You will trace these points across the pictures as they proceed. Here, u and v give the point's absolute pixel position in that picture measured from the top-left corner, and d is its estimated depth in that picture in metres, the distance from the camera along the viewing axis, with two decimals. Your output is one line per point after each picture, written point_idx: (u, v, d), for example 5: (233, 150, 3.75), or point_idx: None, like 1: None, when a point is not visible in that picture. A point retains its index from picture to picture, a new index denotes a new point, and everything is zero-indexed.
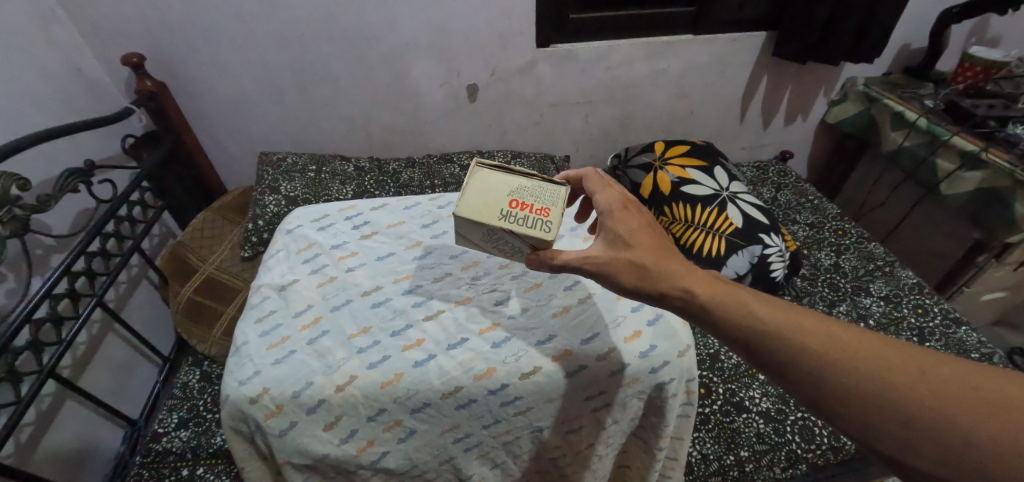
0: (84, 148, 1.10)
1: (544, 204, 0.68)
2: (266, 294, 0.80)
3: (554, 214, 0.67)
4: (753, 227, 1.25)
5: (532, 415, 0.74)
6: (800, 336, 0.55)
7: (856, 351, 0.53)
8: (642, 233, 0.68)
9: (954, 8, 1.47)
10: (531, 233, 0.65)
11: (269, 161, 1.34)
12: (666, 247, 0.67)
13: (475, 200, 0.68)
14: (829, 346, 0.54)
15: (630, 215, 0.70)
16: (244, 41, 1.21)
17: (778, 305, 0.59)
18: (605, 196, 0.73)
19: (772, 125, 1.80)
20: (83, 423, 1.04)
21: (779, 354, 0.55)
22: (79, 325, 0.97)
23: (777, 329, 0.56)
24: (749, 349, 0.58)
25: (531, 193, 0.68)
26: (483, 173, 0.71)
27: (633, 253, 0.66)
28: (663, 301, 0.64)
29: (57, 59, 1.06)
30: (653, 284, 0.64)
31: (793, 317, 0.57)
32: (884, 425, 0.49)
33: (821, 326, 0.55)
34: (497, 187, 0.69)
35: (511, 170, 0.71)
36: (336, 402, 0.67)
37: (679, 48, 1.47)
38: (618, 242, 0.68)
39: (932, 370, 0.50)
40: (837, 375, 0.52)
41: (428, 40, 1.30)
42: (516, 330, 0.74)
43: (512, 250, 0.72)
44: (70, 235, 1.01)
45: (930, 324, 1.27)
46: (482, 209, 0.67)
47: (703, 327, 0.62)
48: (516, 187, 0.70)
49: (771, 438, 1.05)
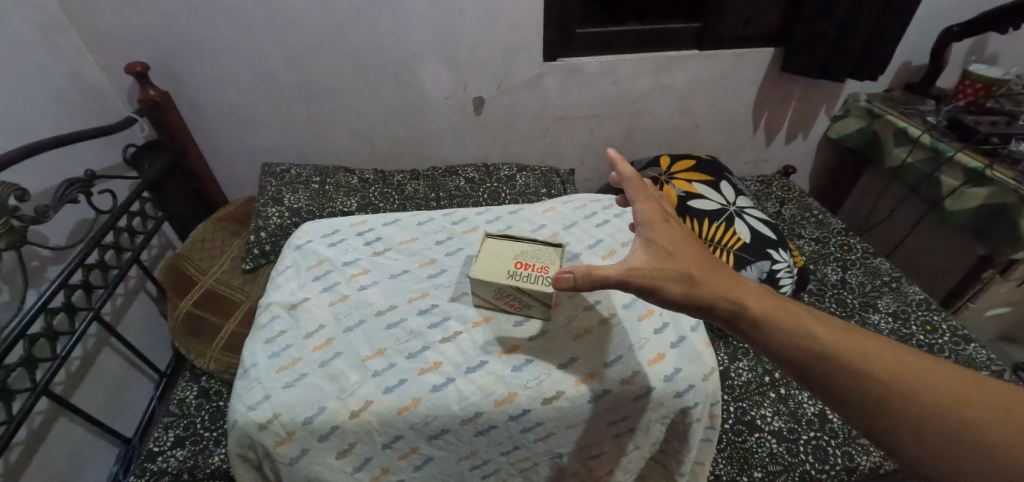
0: (84, 159, 1.07)
1: (545, 262, 0.72)
2: (275, 313, 0.78)
3: (555, 270, 0.70)
4: (762, 242, 1.24)
5: (552, 442, 0.72)
6: (862, 360, 0.54)
7: (923, 378, 0.52)
8: (686, 247, 0.66)
9: (955, 27, 1.48)
10: (535, 291, 0.68)
11: (272, 172, 1.32)
12: (709, 260, 0.66)
13: (483, 264, 0.72)
14: (897, 375, 0.53)
15: (671, 229, 0.68)
16: (250, 51, 1.20)
17: (838, 327, 0.58)
18: (646, 208, 0.70)
19: (775, 142, 1.81)
20: (75, 443, 1.00)
21: (839, 378, 0.54)
22: (75, 341, 0.93)
23: (834, 349, 0.55)
24: (802, 368, 0.56)
25: (533, 254, 0.72)
26: (487, 241, 0.75)
27: (678, 265, 0.64)
28: (711, 314, 0.62)
29: (59, 67, 1.04)
30: (700, 296, 0.62)
31: (853, 340, 0.56)
32: (956, 458, 0.48)
33: (884, 352, 0.55)
34: (503, 251, 0.73)
35: (513, 237, 0.76)
36: (351, 429, 0.65)
37: (685, 63, 1.47)
38: (661, 254, 0.65)
39: (1012, 405, 0.49)
40: (904, 405, 0.51)
41: (435, 53, 1.30)
42: (536, 353, 0.72)
43: (523, 304, 0.74)
44: (68, 247, 0.98)
45: (939, 341, 1.26)
46: (490, 272, 0.71)
47: (754, 344, 0.60)
48: (519, 251, 0.74)
49: (784, 459, 1.03)
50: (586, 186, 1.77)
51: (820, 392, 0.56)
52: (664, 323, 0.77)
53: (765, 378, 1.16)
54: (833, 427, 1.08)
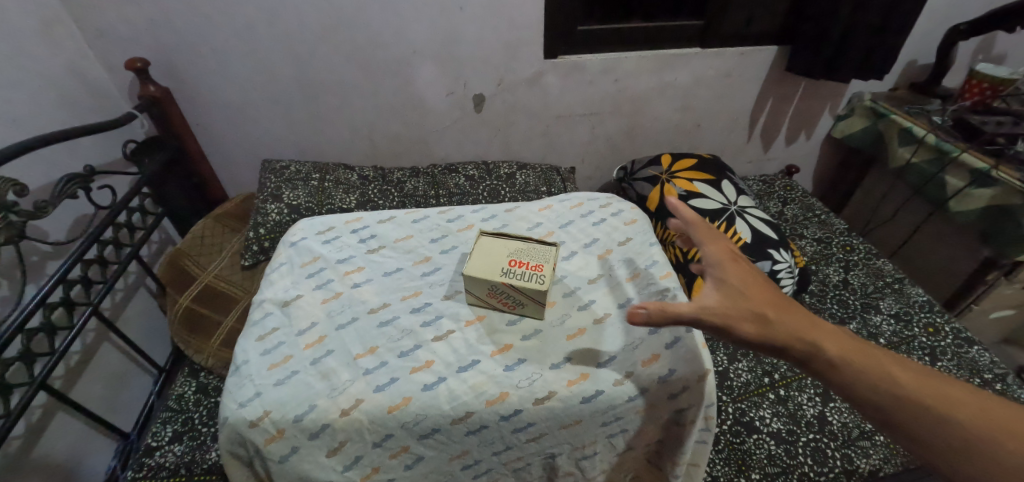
0: (84, 154, 1.08)
1: (539, 260, 0.71)
2: (268, 310, 0.78)
3: (548, 269, 0.70)
4: (763, 243, 1.23)
5: (546, 443, 0.71)
6: (948, 409, 0.54)
7: (1006, 426, 0.53)
8: (759, 286, 0.64)
9: (962, 25, 1.46)
10: (528, 288, 0.68)
11: (271, 169, 1.32)
12: (782, 298, 0.64)
13: (477, 261, 0.72)
14: (978, 422, 0.53)
15: (743, 268, 0.66)
16: (249, 47, 1.19)
17: (914, 372, 0.58)
18: (716, 249, 0.67)
19: (777, 141, 1.79)
20: (74, 437, 1.00)
21: (920, 425, 0.54)
22: (73, 335, 0.94)
23: (914, 394, 0.55)
24: (883, 413, 0.56)
25: (528, 253, 0.72)
26: (482, 238, 0.75)
27: (755, 305, 0.62)
28: (787, 355, 0.61)
29: (59, 62, 1.04)
30: (778, 338, 0.61)
31: (931, 385, 0.56)
32: None
33: (963, 397, 0.55)
34: (497, 249, 0.73)
35: (508, 236, 0.75)
36: (341, 427, 0.65)
37: (687, 61, 1.46)
38: (737, 294, 0.63)
39: None
40: (986, 453, 0.52)
41: (436, 49, 1.29)
42: (528, 353, 0.72)
43: (517, 303, 0.73)
44: (67, 242, 0.98)
45: (942, 344, 1.24)
46: (484, 269, 0.71)
47: (832, 387, 0.59)
48: (514, 248, 0.73)
49: (783, 461, 1.02)
50: (587, 184, 1.77)
51: (897, 436, 0.56)
52: None
53: (764, 379, 1.15)
54: (832, 429, 1.08)
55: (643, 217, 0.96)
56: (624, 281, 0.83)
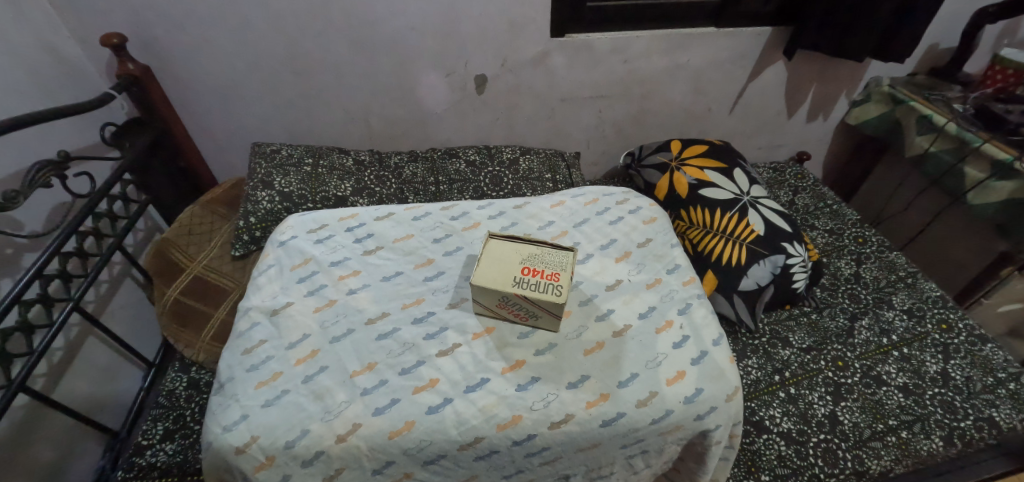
0: (58, 137, 1.01)
1: (554, 268, 0.67)
2: (255, 320, 0.76)
3: (565, 278, 0.66)
4: (777, 235, 1.18)
5: (559, 464, 0.70)
6: None
7: None
8: None
9: (991, 7, 1.38)
10: (544, 300, 0.64)
11: (261, 152, 1.24)
12: None
13: (489, 269, 0.67)
14: None
15: None
16: (234, 21, 1.11)
17: None
18: None
19: (791, 125, 1.72)
20: (61, 435, 0.96)
21: None
22: (53, 332, 0.88)
23: None
24: None
25: (542, 259, 0.67)
26: (492, 241, 0.70)
27: None
28: None
29: (28, 36, 0.96)
30: None
31: None
32: None
33: None
34: (509, 256, 0.68)
35: (521, 239, 0.70)
36: (337, 454, 0.63)
37: (700, 42, 1.38)
38: None
39: None
40: None
41: (435, 27, 1.21)
42: (541, 372, 0.70)
43: (529, 313, 0.71)
44: (44, 234, 0.92)
45: (955, 341, 1.20)
46: (497, 278, 0.66)
47: None
48: (526, 253, 0.68)
49: (793, 462, 1.00)
50: (592, 170, 1.71)
51: None
52: (684, 337, 0.76)
53: (774, 377, 1.12)
54: (844, 429, 1.05)
55: (660, 215, 0.93)
56: (644, 287, 0.82)
